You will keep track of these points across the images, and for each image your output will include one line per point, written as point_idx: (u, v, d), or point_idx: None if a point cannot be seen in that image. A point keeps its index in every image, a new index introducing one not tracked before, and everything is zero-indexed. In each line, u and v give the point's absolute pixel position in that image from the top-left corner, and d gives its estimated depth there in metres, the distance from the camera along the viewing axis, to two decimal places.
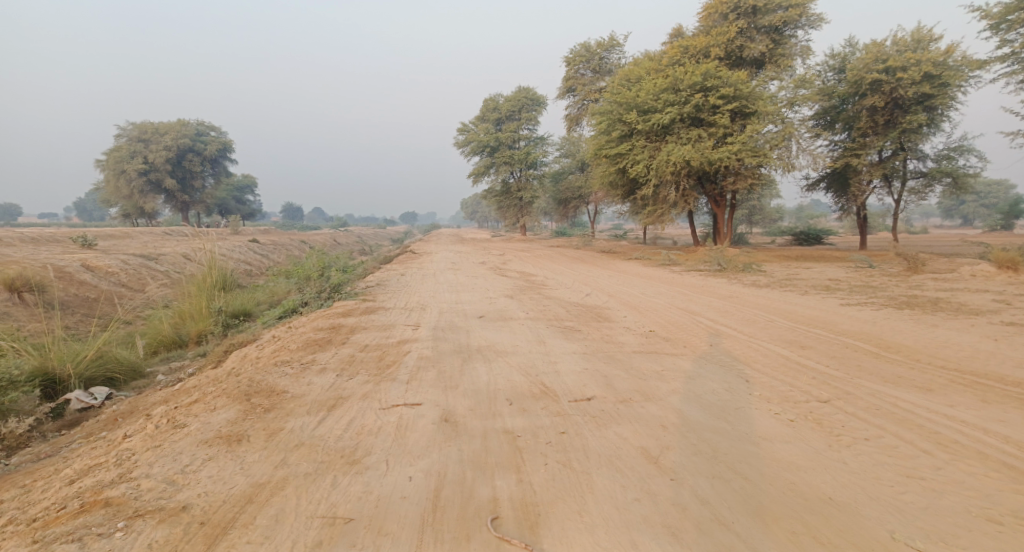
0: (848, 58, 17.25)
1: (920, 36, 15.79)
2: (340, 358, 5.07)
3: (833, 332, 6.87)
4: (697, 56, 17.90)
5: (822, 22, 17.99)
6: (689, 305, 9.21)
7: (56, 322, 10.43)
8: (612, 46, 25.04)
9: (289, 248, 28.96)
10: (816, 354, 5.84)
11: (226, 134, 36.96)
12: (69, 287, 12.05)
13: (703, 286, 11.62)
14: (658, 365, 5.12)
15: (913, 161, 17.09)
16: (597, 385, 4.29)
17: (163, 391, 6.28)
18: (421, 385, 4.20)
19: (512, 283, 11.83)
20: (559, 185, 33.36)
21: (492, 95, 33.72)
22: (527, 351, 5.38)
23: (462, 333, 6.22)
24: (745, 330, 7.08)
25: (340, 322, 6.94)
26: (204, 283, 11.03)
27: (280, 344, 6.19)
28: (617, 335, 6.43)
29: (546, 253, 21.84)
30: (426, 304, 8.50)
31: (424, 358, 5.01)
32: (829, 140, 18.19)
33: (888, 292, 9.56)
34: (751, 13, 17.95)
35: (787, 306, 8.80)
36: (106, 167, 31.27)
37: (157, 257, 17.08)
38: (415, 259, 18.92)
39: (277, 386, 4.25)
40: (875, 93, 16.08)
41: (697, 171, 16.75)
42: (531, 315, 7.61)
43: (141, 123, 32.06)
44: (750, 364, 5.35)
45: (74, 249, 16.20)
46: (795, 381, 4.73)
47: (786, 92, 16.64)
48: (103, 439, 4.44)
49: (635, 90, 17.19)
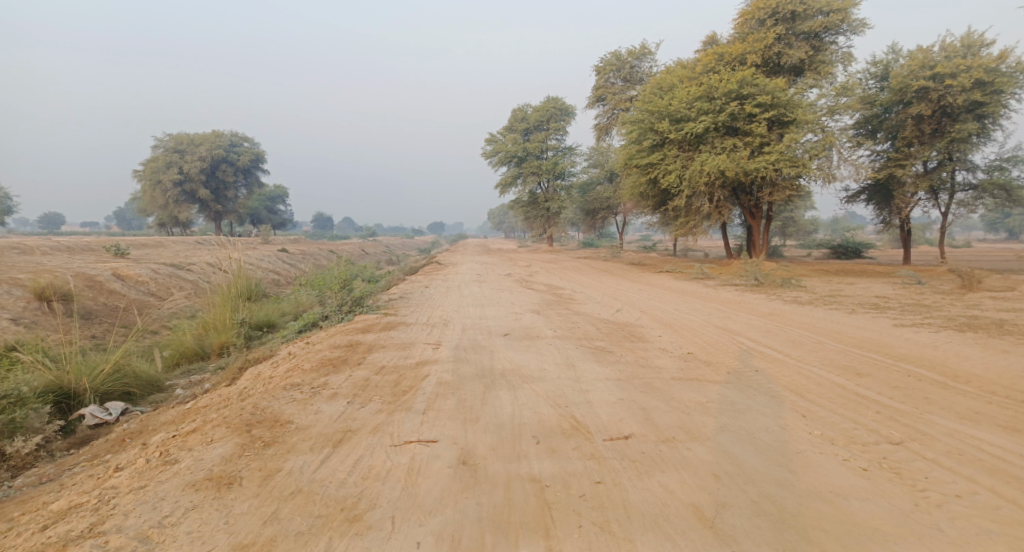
0: (892, 64, 16.42)
1: (971, 41, 14.91)
2: (353, 382, 4.71)
3: (891, 357, 6.19)
4: (732, 63, 17.32)
5: (865, 27, 17.21)
6: (727, 324, 8.58)
7: (83, 332, 10.45)
8: (643, 54, 24.58)
9: (316, 257, 29.18)
10: (876, 383, 5.20)
11: (258, 145, 37.67)
12: (98, 296, 12.14)
13: (740, 302, 10.95)
14: (700, 395, 4.57)
15: (961, 173, 16.07)
16: (634, 421, 3.79)
17: (176, 410, 6.04)
18: (438, 418, 3.78)
19: (538, 297, 11.41)
20: (586, 196, 32.87)
21: (520, 106, 33.57)
22: (555, 376, 4.91)
23: (485, 353, 5.80)
24: (791, 353, 6.46)
25: (358, 339, 6.60)
26: (228, 294, 10.92)
27: (295, 362, 5.90)
28: (652, 358, 5.89)
29: (574, 264, 21.39)
30: (448, 320, 8.11)
31: (443, 383, 4.59)
32: (870, 150, 17.27)
33: (944, 312, 8.76)
34: (790, 18, 17.31)
35: (834, 326, 8.12)
36: (143, 177, 32.19)
37: (187, 266, 17.26)
38: (440, 270, 18.71)
39: (285, 413, 3.94)
40: (922, 101, 15.21)
41: (731, 182, 16.10)
42: (559, 333, 7.14)
43: (177, 135, 32.91)
44: (803, 395, 4.77)
45: (107, 258, 16.46)
46: (859, 417, 4.14)
47: (826, 100, 15.93)
48: (103, 465, 4.21)
49: (667, 98, 16.68)
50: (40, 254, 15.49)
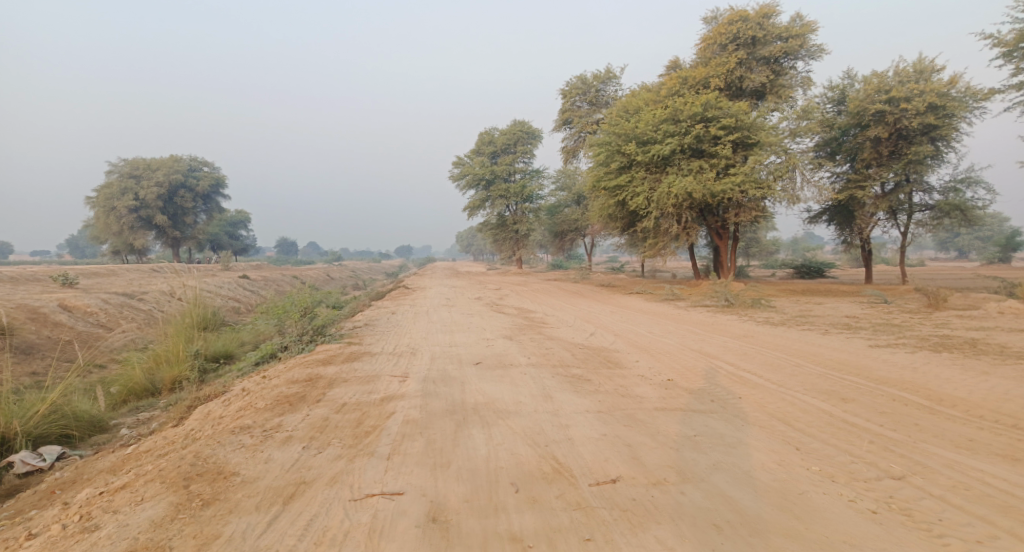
0: (848, 89, 17.03)
1: (922, 67, 15.59)
2: (311, 423, 4.26)
3: (871, 380, 6.09)
4: (696, 87, 17.70)
5: (822, 53, 17.89)
6: (704, 347, 8.42)
7: (22, 368, 9.59)
8: (609, 78, 25.01)
9: (281, 284, 28.25)
10: (863, 410, 5.06)
11: (219, 170, 36.60)
12: (41, 329, 11.25)
13: (713, 324, 10.85)
14: (687, 427, 4.32)
15: (918, 194, 16.65)
16: (622, 461, 3.53)
17: (115, 456, 5.40)
18: (404, 463, 3.40)
19: (511, 322, 11.10)
20: (555, 218, 32.98)
21: (487, 129, 33.62)
22: (531, 410, 4.58)
23: (456, 385, 5.44)
24: (771, 377, 6.31)
25: (319, 373, 6.11)
26: (182, 324, 10.23)
27: (247, 401, 5.37)
28: (632, 387, 5.62)
29: (545, 287, 21.21)
30: (417, 348, 7.69)
31: (410, 422, 4.20)
32: (831, 171, 17.79)
33: (916, 332, 8.81)
34: (751, 43, 17.87)
35: (810, 347, 8.06)
36: (96, 204, 30.79)
37: (140, 295, 16.29)
38: (408, 294, 18.23)
39: (228, 464, 3.48)
40: (879, 123, 15.80)
41: (699, 203, 16.29)
42: (533, 361, 6.80)
43: (133, 159, 31.67)
44: (790, 424, 4.60)
45: (52, 288, 15.41)
46: (851, 448, 4.04)
47: (788, 123, 16.44)
48: (16, 525, 3.62)
49: (634, 120, 16.84)
50: None
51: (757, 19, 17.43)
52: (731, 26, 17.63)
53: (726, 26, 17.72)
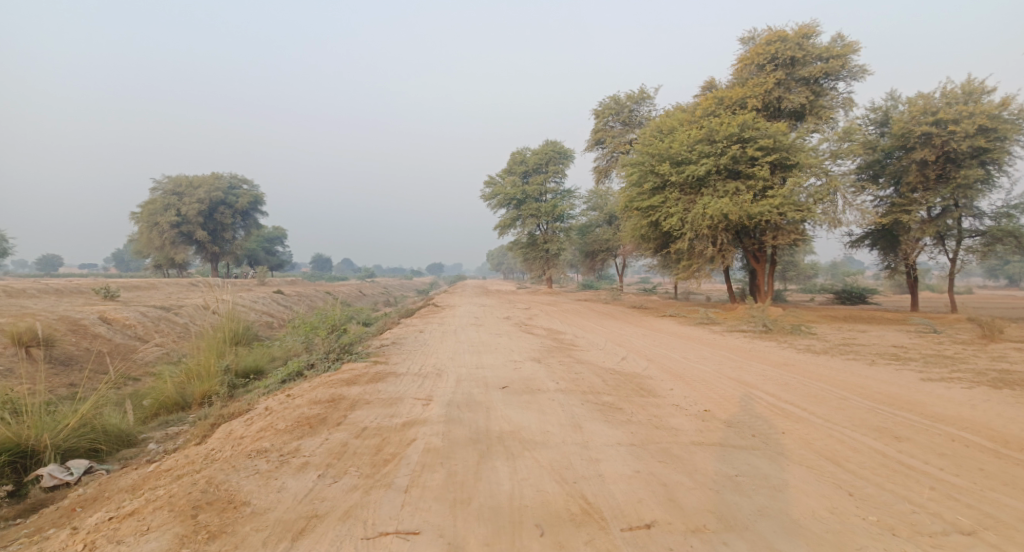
0: (892, 110, 16.39)
1: (971, 88, 14.90)
2: (329, 448, 4.11)
3: (929, 417, 5.60)
4: (732, 107, 17.34)
5: (865, 73, 17.33)
6: (742, 375, 7.98)
7: (59, 379, 9.79)
8: (642, 99, 24.81)
9: (313, 299, 28.67)
10: (920, 451, 4.62)
11: (258, 187, 37.67)
12: (80, 340, 11.53)
13: (751, 351, 10.35)
14: (728, 466, 3.98)
15: (968, 219, 15.80)
16: (656, 503, 3.24)
17: (138, 473, 5.36)
18: (423, 498, 3.21)
19: (539, 343, 10.84)
20: (586, 238, 32.70)
21: (519, 149, 33.74)
22: (559, 441, 4.32)
23: (481, 411, 5.22)
24: (816, 411, 5.89)
25: (341, 394, 5.98)
26: (214, 339, 10.33)
27: (268, 421, 5.27)
28: (666, 417, 5.28)
29: (575, 307, 20.88)
30: (442, 369, 7.50)
31: (431, 451, 4.00)
32: (874, 195, 17.06)
33: (972, 365, 8.18)
34: (790, 63, 17.44)
35: (857, 379, 7.55)
36: (140, 219, 31.99)
37: (176, 309, 16.65)
38: (437, 312, 18.16)
39: (241, 493, 3.35)
40: (925, 146, 15.14)
41: (735, 225, 15.80)
42: (562, 386, 6.53)
43: (176, 176, 32.89)
44: (841, 465, 4.21)
45: (95, 301, 15.89)
46: (912, 494, 3.64)
47: (828, 145, 15.93)
48: (31, 546, 3.56)
49: (668, 141, 16.56)
50: (25, 296, 14.92)
51: (797, 40, 17.04)
52: (769, 47, 17.28)
53: (764, 46, 17.38)
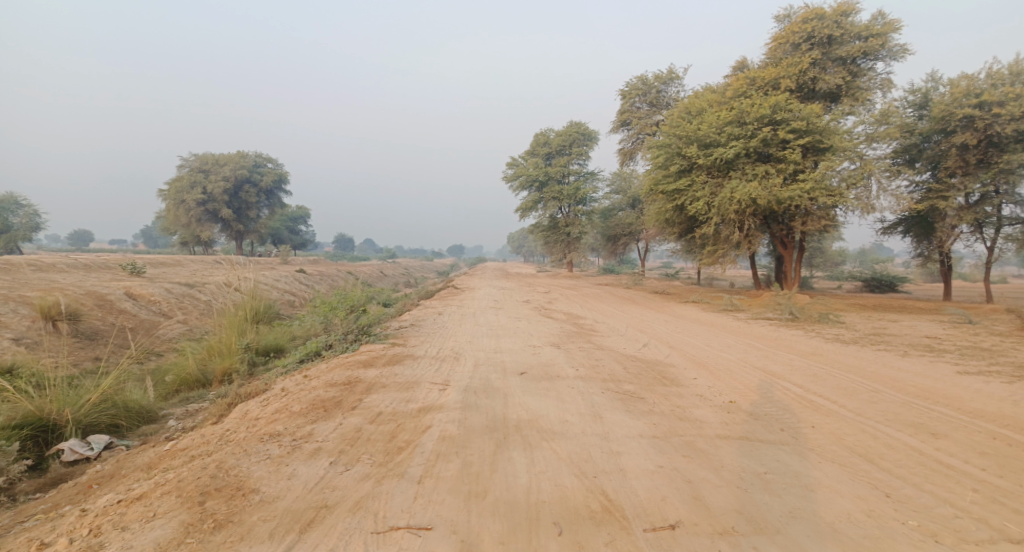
0: (933, 92, 15.59)
1: (1019, 68, 14.05)
2: (343, 434, 4.04)
3: (970, 414, 5.29)
4: (764, 88, 16.69)
5: (906, 53, 16.48)
6: (768, 365, 7.70)
7: (86, 353, 9.97)
8: (670, 79, 24.10)
9: (334, 279, 28.89)
10: (960, 449, 4.34)
11: (282, 166, 37.95)
12: (107, 315, 11.73)
13: (776, 339, 10.03)
14: (756, 462, 3.78)
15: (1009, 207, 15.03)
16: (680, 501, 3.07)
17: (155, 451, 5.39)
18: (436, 490, 3.12)
19: (559, 328, 10.66)
20: (607, 222, 32.23)
21: (543, 130, 33.24)
22: (579, 431, 4.16)
23: (498, 398, 5.08)
24: (848, 404, 5.62)
25: (358, 376, 5.91)
26: (236, 317, 10.40)
27: (285, 403, 5.22)
28: (690, 409, 5.08)
29: (595, 291, 20.63)
30: (460, 353, 7.39)
31: (447, 439, 3.88)
32: (909, 180, 16.32)
33: (1013, 358, 7.76)
34: (826, 43, 16.69)
35: (890, 371, 7.21)
36: (168, 197, 32.52)
37: (201, 286, 16.87)
38: (456, 294, 18.10)
39: (250, 481, 3.30)
40: (966, 130, 14.36)
41: (763, 210, 15.28)
42: (581, 373, 6.35)
43: (203, 155, 33.30)
44: (877, 463, 3.97)
45: (123, 276, 16.18)
46: (955, 497, 3.41)
47: (864, 128, 15.26)
48: (47, 522, 3.62)
49: (696, 122, 16.04)
50: (56, 270, 15.25)
51: (834, 17, 16.24)
52: (805, 25, 16.51)
53: (799, 24, 16.62)
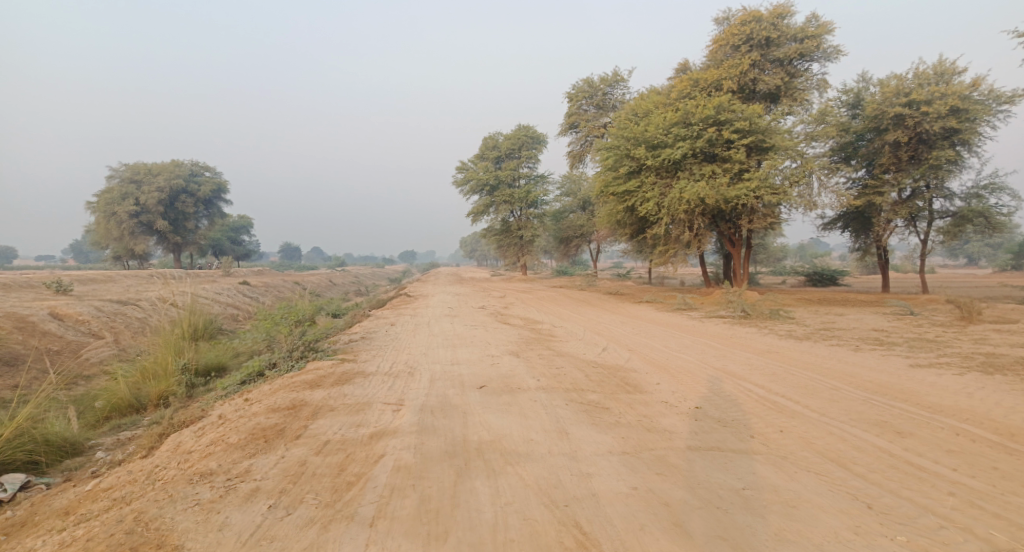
0: (864, 92, 16.35)
1: (943, 69, 14.89)
2: (284, 468, 3.61)
3: (926, 408, 5.40)
4: (708, 89, 17.06)
5: (838, 55, 17.24)
6: (727, 365, 7.68)
7: (1, 380, 8.93)
8: (616, 82, 24.38)
9: (281, 291, 27.64)
10: (925, 448, 4.37)
11: (221, 174, 36.12)
12: (27, 338, 10.60)
13: (732, 338, 10.10)
14: (732, 477, 3.64)
15: (938, 200, 15.93)
16: (661, 530, 2.93)
17: (76, 491, 4.69)
18: (392, 535, 2.79)
19: (517, 335, 10.40)
20: (560, 224, 32.35)
21: (492, 134, 33.01)
22: (545, 451, 3.90)
23: (457, 417, 4.75)
24: (809, 404, 5.62)
25: (304, 400, 5.43)
26: (171, 335, 9.59)
27: (220, 433, 4.70)
28: (657, 418, 4.92)
29: (552, 294, 20.56)
30: (415, 368, 6.99)
31: (402, 469, 3.53)
32: (846, 177, 17.05)
33: (956, 349, 8.08)
34: (764, 45, 17.23)
35: (844, 366, 7.33)
36: (96, 209, 30.30)
37: (134, 303, 15.64)
38: (410, 302, 17.59)
39: (173, 535, 2.85)
40: (897, 127, 15.11)
41: (711, 209, 15.56)
42: (543, 384, 6.10)
43: (134, 164, 31.25)
44: (849, 468, 3.93)
45: (44, 295, 14.80)
46: (933, 504, 3.40)
47: (804, 127, 15.84)
48: None
49: (644, 124, 16.19)
50: None
51: (772, 20, 16.77)
52: (744, 27, 17.00)
53: (739, 26, 17.09)
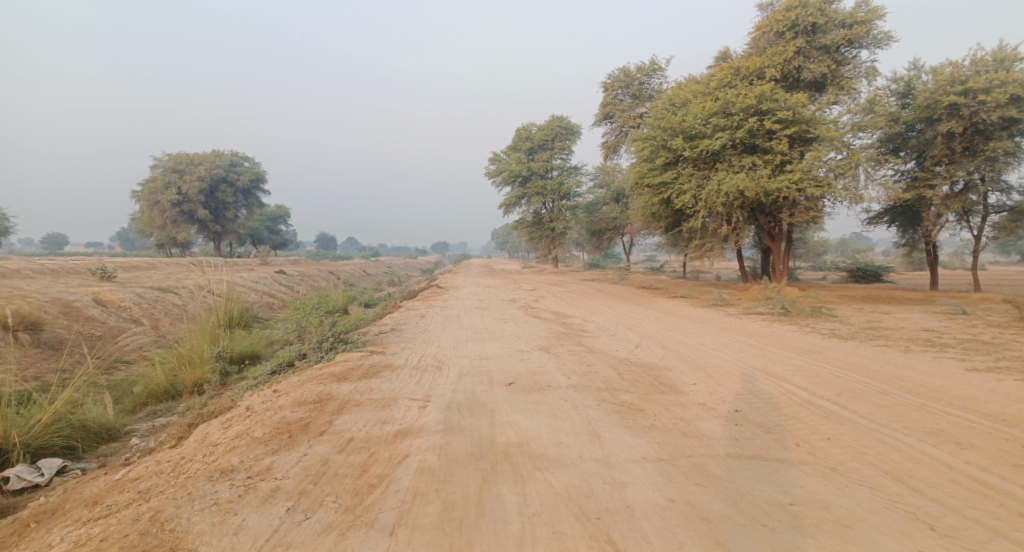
0: (916, 81, 15.41)
1: (1004, 55, 13.88)
2: (306, 467, 3.51)
3: (990, 417, 4.96)
4: (749, 78, 16.36)
5: (890, 41, 16.29)
6: (767, 365, 7.30)
7: (46, 364, 9.23)
8: (653, 70, 23.72)
9: (316, 280, 28.07)
10: (989, 461, 3.98)
11: (259, 165, 36.89)
12: (72, 324, 10.95)
13: (772, 336, 9.65)
14: (777, 490, 3.36)
15: (995, 194, 14.92)
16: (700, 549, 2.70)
17: (107, 478, 4.74)
18: (413, 545, 2.67)
19: (547, 329, 10.18)
20: (592, 216, 31.88)
21: (525, 125, 32.69)
22: (576, 456, 3.70)
23: (485, 415, 4.58)
24: (859, 409, 5.23)
25: (330, 393, 5.36)
26: (207, 323, 9.73)
27: (247, 425, 4.67)
28: (694, 422, 4.65)
29: (583, 287, 20.24)
30: (443, 362, 6.86)
31: (426, 472, 3.39)
32: (894, 169, 16.14)
33: (1017, 352, 7.50)
34: (810, 31, 16.39)
35: (895, 369, 6.86)
36: (141, 198, 31.36)
37: (174, 290, 16.05)
38: (441, 294, 17.56)
39: (188, 538, 2.78)
40: (952, 117, 14.18)
41: (750, 202, 14.94)
42: (573, 382, 5.87)
43: (177, 155, 32.20)
44: (908, 483, 3.59)
45: (91, 282, 15.32)
46: (1005, 528, 3.05)
47: (850, 117, 15.04)
48: None
49: (681, 114, 15.63)
50: (18, 277, 14.37)
51: (819, 5, 15.93)
52: (789, 13, 16.19)
53: (783, 12, 16.29)
